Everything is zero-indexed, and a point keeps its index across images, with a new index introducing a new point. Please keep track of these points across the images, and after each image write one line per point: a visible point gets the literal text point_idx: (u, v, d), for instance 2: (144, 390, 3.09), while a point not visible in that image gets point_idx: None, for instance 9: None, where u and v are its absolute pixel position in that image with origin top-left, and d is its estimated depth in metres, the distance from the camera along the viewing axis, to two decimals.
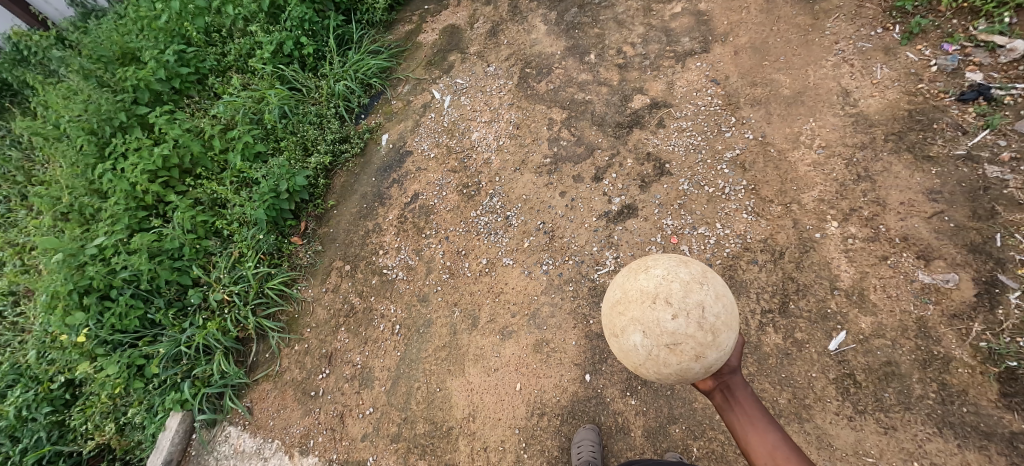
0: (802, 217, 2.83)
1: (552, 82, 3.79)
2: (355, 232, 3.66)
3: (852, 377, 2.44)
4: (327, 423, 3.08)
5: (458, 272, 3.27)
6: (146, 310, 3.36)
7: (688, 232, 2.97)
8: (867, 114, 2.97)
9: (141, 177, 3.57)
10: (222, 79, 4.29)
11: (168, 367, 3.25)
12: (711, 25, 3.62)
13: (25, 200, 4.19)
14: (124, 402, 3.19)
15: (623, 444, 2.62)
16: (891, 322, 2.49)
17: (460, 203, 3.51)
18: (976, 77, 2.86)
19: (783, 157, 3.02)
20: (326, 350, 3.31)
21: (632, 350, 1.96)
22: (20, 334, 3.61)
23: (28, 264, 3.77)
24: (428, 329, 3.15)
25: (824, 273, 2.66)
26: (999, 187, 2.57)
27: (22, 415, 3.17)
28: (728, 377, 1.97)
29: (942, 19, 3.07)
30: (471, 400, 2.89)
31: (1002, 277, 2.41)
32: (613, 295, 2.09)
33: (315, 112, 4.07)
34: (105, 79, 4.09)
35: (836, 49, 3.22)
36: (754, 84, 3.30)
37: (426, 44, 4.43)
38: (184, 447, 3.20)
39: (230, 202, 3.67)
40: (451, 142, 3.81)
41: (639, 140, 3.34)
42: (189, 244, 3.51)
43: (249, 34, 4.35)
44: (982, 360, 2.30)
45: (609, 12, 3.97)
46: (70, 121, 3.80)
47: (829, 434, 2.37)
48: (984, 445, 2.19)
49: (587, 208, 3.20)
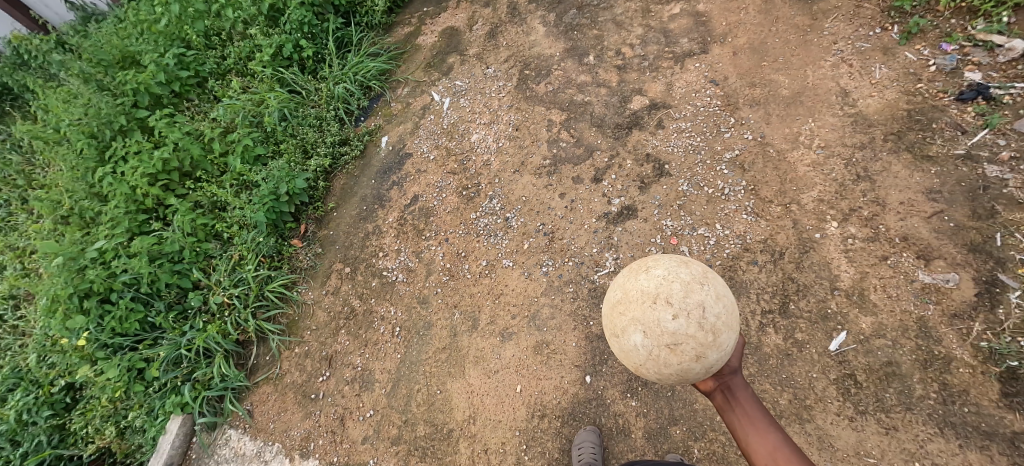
0: (802, 217, 2.82)
1: (551, 83, 3.79)
2: (354, 234, 3.66)
3: (852, 377, 2.43)
4: (327, 425, 3.08)
5: (458, 274, 3.26)
6: (146, 313, 3.36)
7: (688, 232, 2.97)
8: (867, 113, 2.97)
9: (141, 180, 3.57)
10: (221, 82, 4.28)
11: (168, 370, 3.25)
12: (709, 26, 3.62)
13: (25, 204, 4.19)
14: (124, 405, 3.19)
15: (624, 445, 2.61)
16: (892, 322, 2.48)
17: (459, 204, 3.51)
18: (975, 77, 2.87)
19: (783, 157, 3.02)
20: (326, 352, 3.31)
21: (632, 351, 1.96)
22: (20, 338, 3.61)
23: (29, 268, 3.79)
24: (428, 331, 3.15)
25: (824, 274, 2.66)
26: (999, 187, 2.57)
27: (22, 419, 3.17)
28: (729, 378, 1.97)
29: (940, 19, 3.08)
30: (472, 402, 2.88)
31: (1002, 277, 2.41)
32: (614, 296, 2.09)
33: (315, 115, 4.08)
34: (105, 82, 4.11)
35: (835, 49, 3.22)
36: (753, 84, 3.30)
37: (425, 47, 4.44)
38: (184, 450, 3.21)
39: (230, 206, 3.67)
40: (450, 144, 3.81)
41: (639, 141, 3.34)
42: (189, 247, 3.52)
43: (249, 37, 4.36)
44: (983, 359, 2.30)
45: (607, 14, 3.98)
46: (69, 125, 3.83)
47: (830, 435, 2.36)
48: (985, 446, 2.18)
49: (587, 210, 3.20)
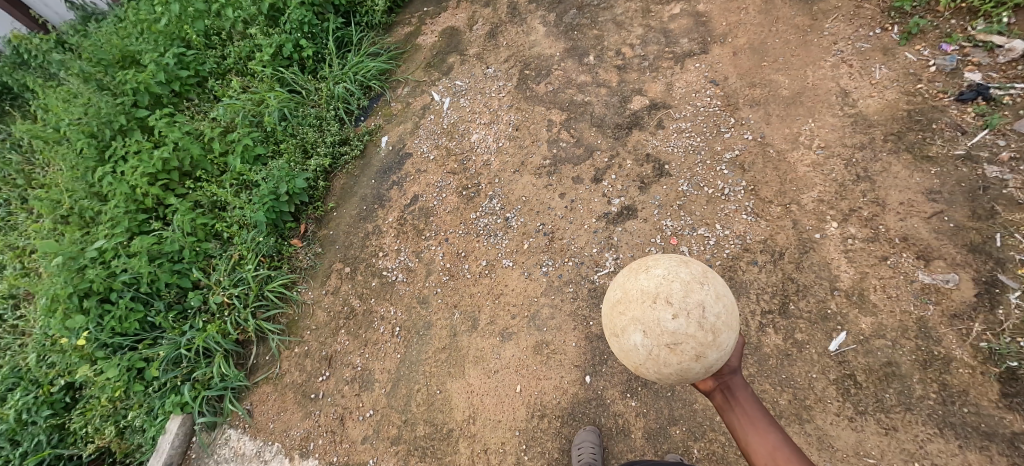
0: (802, 217, 2.82)
1: (551, 83, 3.79)
2: (355, 234, 3.66)
3: (852, 377, 2.43)
4: (327, 425, 3.08)
5: (458, 274, 3.26)
6: (146, 313, 3.36)
7: (688, 232, 2.97)
8: (867, 114, 2.97)
9: (141, 180, 3.57)
10: (221, 82, 4.28)
11: (167, 370, 3.25)
12: (709, 26, 3.62)
13: (25, 203, 4.19)
14: (124, 405, 3.19)
15: (624, 445, 2.61)
16: (891, 323, 2.48)
17: (459, 204, 3.51)
18: (975, 78, 2.87)
19: (782, 157, 3.02)
20: (326, 352, 3.31)
21: (632, 350, 1.96)
22: (20, 337, 3.61)
23: (28, 267, 3.79)
24: (428, 331, 3.15)
25: (824, 274, 2.66)
26: (999, 187, 2.57)
27: (22, 418, 3.17)
28: (728, 378, 1.97)
29: (940, 19, 3.08)
30: (472, 402, 2.88)
31: (1002, 278, 2.41)
32: (614, 295, 2.09)
33: (315, 114, 4.08)
34: (105, 82, 4.11)
35: (835, 49, 3.22)
36: (753, 84, 3.30)
37: (425, 46, 4.44)
38: (184, 450, 3.20)
39: (230, 205, 3.66)
40: (450, 143, 3.81)
41: (639, 141, 3.34)
42: (189, 247, 3.51)
43: (249, 37, 4.36)
44: (983, 360, 2.30)
45: (607, 14, 3.98)
46: (69, 125, 3.83)
47: (829, 435, 2.37)
48: (984, 446, 2.18)
49: (586, 210, 3.20)
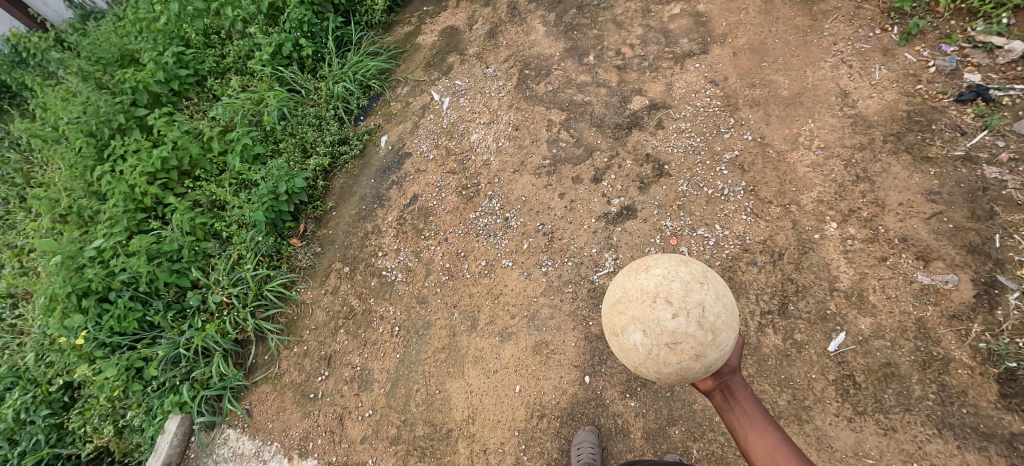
0: (802, 218, 2.83)
1: (551, 83, 3.79)
2: (355, 233, 3.66)
3: (852, 378, 2.44)
4: (326, 425, 3.08)
5: (458, 274, 3.26)
6: (144, 313, 3.35)
7: (688, 233, 2.97)
8: (867, 114, 2.97)
9: (140, 179, 3.56)
10: (220, 81, 4.27)
11: (166, 369, 3.24)
12: (709, 26, 3.62)
13: (24, 202, 4.19)
14: (123, 405, 3.18)
15: (623, 446, 2.61)
16: (891, 323, 2.49)
17: (459, 204, 3.51)
18: (974, 78, 2.87)
19: (782, 158, 3.02)
20: (326, 351, 3.30)
21: (632, 350, 1.95)
22: (18, 336, 3.60)
23: (26, 266, 3.79)
24: (428, 331, 3.15)
25: (824, 274, 2.67)
26: (998, 188, 2.58)
27: (21, 417, 3.19)
28: (728, 377, 1.97)
29: (940, 20, 3.08)
30: (471, 402, 2.88)
31: (1001, 278, 2.41)
32: (613, 295, 2.09)
33: (315, 114, 4.07)
34: (104, 81, 4.09)
35: (834, 50, 3.23)
36: (753, 85, 3.30)
37: (425, 46, 4.44)
38: (184, 449, 3.20)
39: (229, 204, 3.66)
40: (451, 143, 3.81)
41: (639, 142, 3.34)
42: (188, 246, 3.50)
43: (248, 36, 4.36)
44: (982, 360, 2.30)
45: (607, 14, 3.97)
46: (69, 124, 3.84)
47: (829, 436, 2.36)
48: (984, 446, 2.18)
49: (586, 210, 3.20)
